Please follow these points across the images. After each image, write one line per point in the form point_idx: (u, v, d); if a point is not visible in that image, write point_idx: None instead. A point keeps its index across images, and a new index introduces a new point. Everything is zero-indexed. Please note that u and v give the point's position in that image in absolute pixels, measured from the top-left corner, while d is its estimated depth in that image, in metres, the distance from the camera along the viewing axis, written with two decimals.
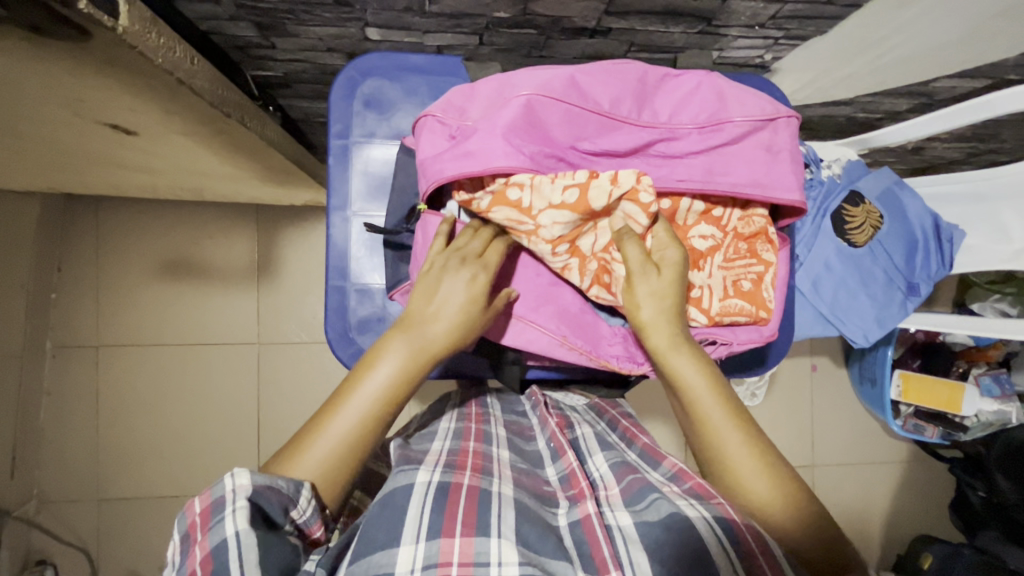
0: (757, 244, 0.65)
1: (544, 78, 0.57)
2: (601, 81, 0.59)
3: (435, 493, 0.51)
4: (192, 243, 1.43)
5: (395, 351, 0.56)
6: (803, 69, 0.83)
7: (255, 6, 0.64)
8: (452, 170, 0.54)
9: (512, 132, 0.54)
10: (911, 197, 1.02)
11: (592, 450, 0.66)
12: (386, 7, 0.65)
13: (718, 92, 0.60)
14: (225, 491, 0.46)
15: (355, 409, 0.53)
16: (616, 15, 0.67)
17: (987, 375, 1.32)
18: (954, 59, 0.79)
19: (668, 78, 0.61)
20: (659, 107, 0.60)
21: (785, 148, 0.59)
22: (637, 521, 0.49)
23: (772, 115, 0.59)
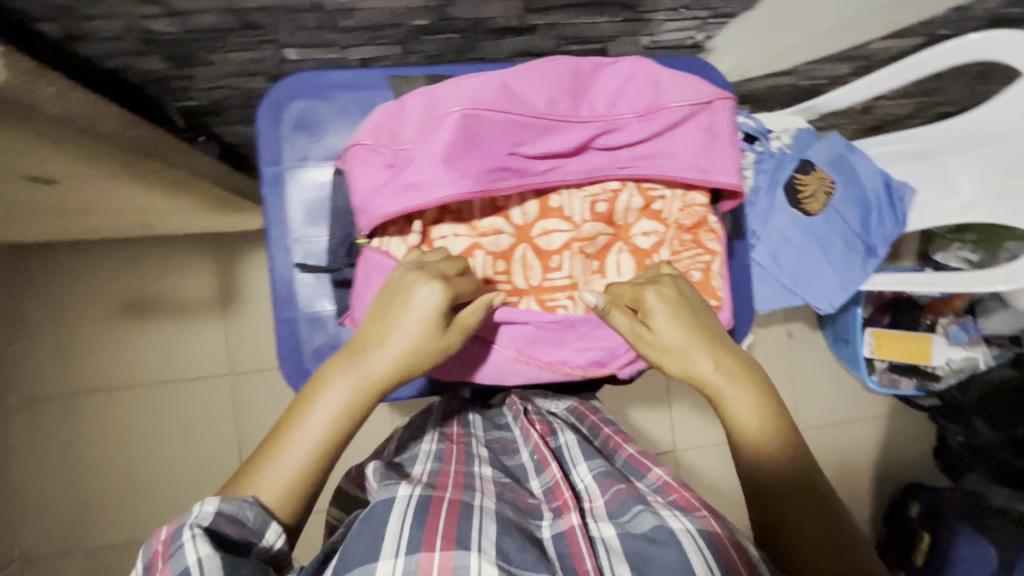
0: (701, 233, 0.63)
1: (474, 86, 0.52)
2: (533, 80, 0.53)
3: (415, 508, 0.50)
4: (149, 280, 1.38)
5: (351, 374, 0.52)
6: (740, 46, 0.82)
7: (159, 38, 0.61)
8: (392, 206, 0.51)
9: (451, 157, 0.51)
10: (861, 160, 1.03)
11: (575, 459, 0.65)
12: (299, 25, 0.62)
13: (653, 77, 0.55)
14: (187, 518, 0.43)
15: (307, 440, 0.50)
16: (537, 12, 0.65)
17: (954, 324, 1.34)
18: (886, 20, 0.78)
19: (602, 66, 0.55)
20: (596, 100, 0.55)
21: (724, 131, 0.55)
22: (621, 533, 0.51)
23: (708, 98, 0.54)
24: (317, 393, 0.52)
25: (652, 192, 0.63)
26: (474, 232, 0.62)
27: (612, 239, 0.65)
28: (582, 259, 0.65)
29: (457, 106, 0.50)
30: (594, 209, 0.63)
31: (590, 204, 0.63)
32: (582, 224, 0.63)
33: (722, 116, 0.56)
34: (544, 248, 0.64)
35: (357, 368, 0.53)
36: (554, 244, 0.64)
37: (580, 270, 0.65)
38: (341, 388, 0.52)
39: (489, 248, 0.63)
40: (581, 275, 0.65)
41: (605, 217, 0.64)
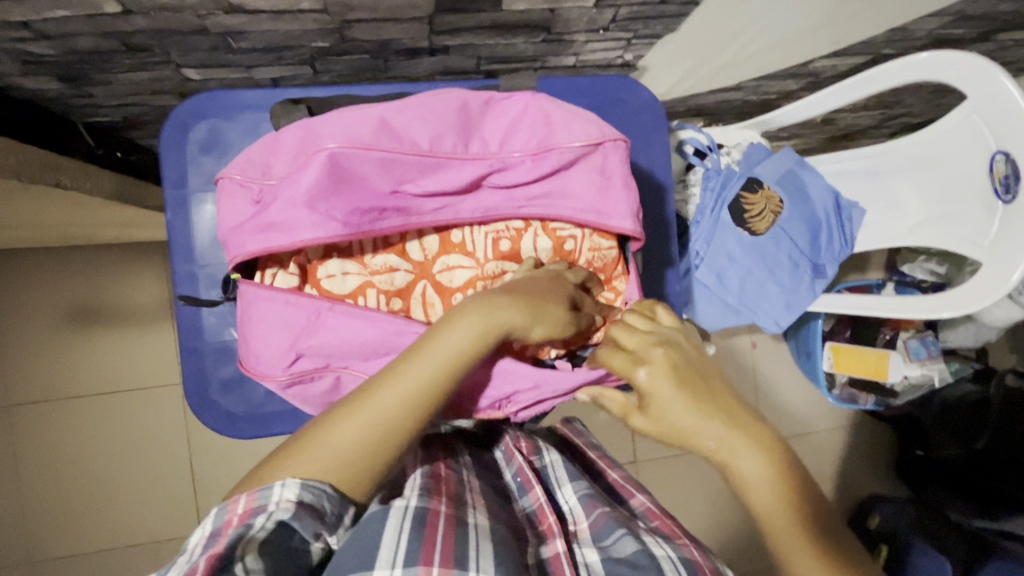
0: (609, 274, 0.64)
1: (350, 122, 0.51)
2: (416, 118, 0.53)
3: (412, 521, 0.46)
4: (95, 288, 1.36)
5: (469, 316, 0.50)
6: (673, 65, 0.79)
7: (41, 60, 0.58)
8: (252, 246, 0.51)
9: (317, 200, 0.50)
10: (813, 178, 1.01)
11: (560, 481, 0.63)
12: (190, 47, 0.59)
13: (545, 115, 0.55)
14: (270, 500, 0.42)
15: (394, 395, 0.47)
16: (445, 34, 0.62)
17: (915, 339, 1.32)
18: (822, 40, 0.75)
19: (492, 104, 0.55)
20: (488, 136, 0.55)
21: (618, 173, 0.55)
22: (604, 558, 0.50)
23: (598, 139, 0.54)
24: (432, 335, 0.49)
25: (561, 233, 0.62)
26: (365, 270, 0.60)
27: None
28: None
29: (325, 144, 0.49)
30: (495, 247, 0.61)
31: (492, 242, 0.61)
32: (485, 263, 0.61)
33: (617, 157, 0.56)
34: (444, 285, 0.61)
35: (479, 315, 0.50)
36: (455, 280, 0.61)
37: None
38: (458, 332, 0.49)
39: (382, 286, 0.60)
40: None
41: (510, 255, 0.62)
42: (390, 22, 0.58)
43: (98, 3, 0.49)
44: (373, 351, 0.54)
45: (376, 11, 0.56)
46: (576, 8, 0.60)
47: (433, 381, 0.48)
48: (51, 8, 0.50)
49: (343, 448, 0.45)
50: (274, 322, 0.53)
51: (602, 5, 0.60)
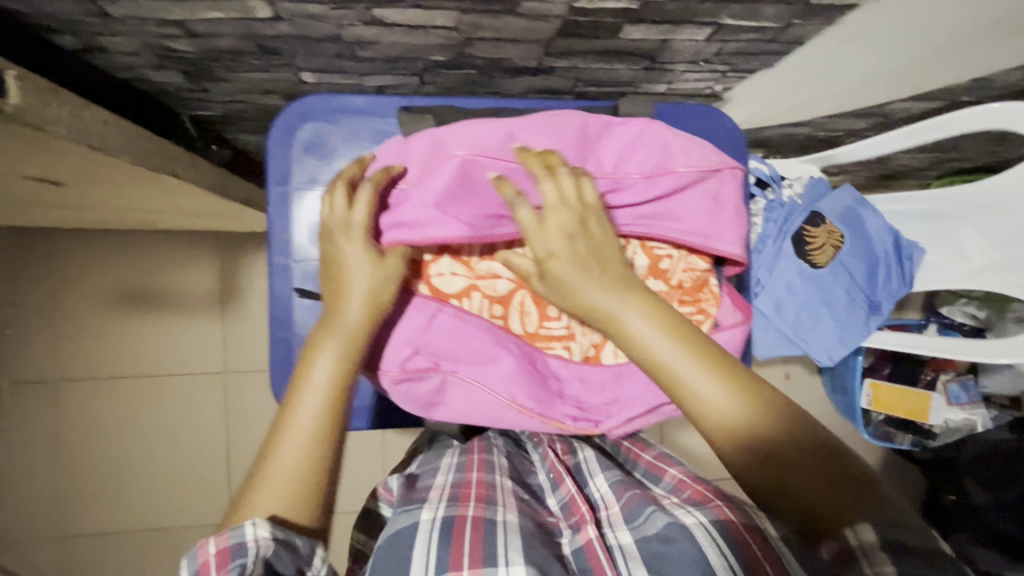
0: (701, 295, 0.65)
1: (480, 135, 0.56)
2: (541, 136, 0.57)
3: (440, 532, 0.51)
4: (150, 272, 1.38)
5: (330, 339, 0.53)
6: (756, 98, 0.82)
7: (177, 56, 0.61)
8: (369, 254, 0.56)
9: (445, 202, 0.55)
10: (873, 216, 1.01)
11: (592, 471, 0.65)
12: (315, 52, 0.62)
13: (662, 141, 0.58)
14: (246, 539, 0.42)
15: (304, 416, 0.50)
16: (555, 55, 0.65)
17: (955, 382, 1.32)
18: (907, 86, 0.77)
19: (608, 127, 0.59)
20: (603, 157, 0.58)
21: (729, 201, 0.59)
22: (637, 536, 0.51)
23: (716, 167, 0.58)
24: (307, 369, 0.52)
25: (659, 253, 0.65)
26: (472, 274, 0.64)
27: None
28: None
29: (458, 152, 0.54)
30: None
31: None
32: None
33: (728, 186, 0.60)
34: (541, 295, 0.64)
35: (334, 333, 0.53)
36: None
37: (577, 321, 0.64)
38: (326, 356, 0.52)
39: (486, 291, 0.64)
40: (578, 326, 0.64)
41: None
42: (510, 41, 0.61)
43: (254, 8, 0.52)
44: (484, 356, 0.59)
45: (502, 32, 0.58)
46: (687, 40, 0.62)
47: (331, 391, 0.51)
48: (207, 11, 0.52)
49: (297, 444, 0.48)
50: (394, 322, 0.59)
51: (712, 40, 0.62)
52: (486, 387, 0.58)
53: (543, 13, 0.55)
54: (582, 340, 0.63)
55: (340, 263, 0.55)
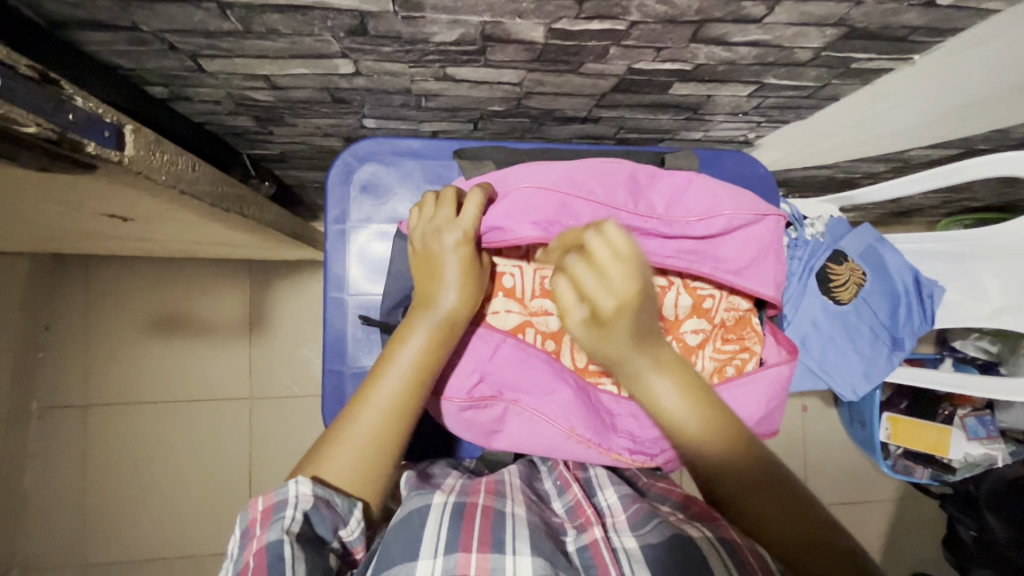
0: (743, 331, 0.68)
1: (536, 172, 0.62)
2: (596, 178, 0.62)
3: (451, 513, 0.51)
4: (183, 299, 1.41)
5: (420, 325, 0.56)
6: (786, 144, 0.86)
7: (255, 104, 0.65)
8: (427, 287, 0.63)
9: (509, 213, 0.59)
10: (892, 254, 1.05)
11: (602, 485, 0.67)
12: (382, 102, 0.66)
13: (710, 190, 0.64)
14: (288, 496, 0.46)
15: (386, 391, 0.53)
16: (606, 107, 0.69)
17: (972, 417, 1.30)
18: (928, 136, 0.82)
19: (659, 176, 0.65)
20: (655, 200, 0.64)
21: (772, 244, 0.64)
22: (642, 542, 0.52)
23: (762, 213, 0.64)
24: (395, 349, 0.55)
25: (701, 293, 0.68)
26: (526, 310, 0.68)
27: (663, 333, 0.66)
28: None
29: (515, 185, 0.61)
30: None
31: None
32: None
33: (772, 229, 0.65)
34: None
35: (426, 318, 0.56)
36: None
37: None
38: (416, 340, 0.56)
39: (539, 327, 0.68)
40: None
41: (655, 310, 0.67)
42: (567, 95, 0.65)
43: (339, 66, 0.56)
44: (543, 387, 0.62)
45: (562, 88, 0.63)
46: (730, 96, 0.66)
47: (413, 377, 0.55)
48: (296, 67, 0.57)
49: (376, 412, 0.53)
50: (459, 353, 0.62)
51: (753, 95, 0.67)
52: (545, 416, 0.61)
53: (602, 73, 0.59)
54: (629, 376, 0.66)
55: (438, 258, 0.57)
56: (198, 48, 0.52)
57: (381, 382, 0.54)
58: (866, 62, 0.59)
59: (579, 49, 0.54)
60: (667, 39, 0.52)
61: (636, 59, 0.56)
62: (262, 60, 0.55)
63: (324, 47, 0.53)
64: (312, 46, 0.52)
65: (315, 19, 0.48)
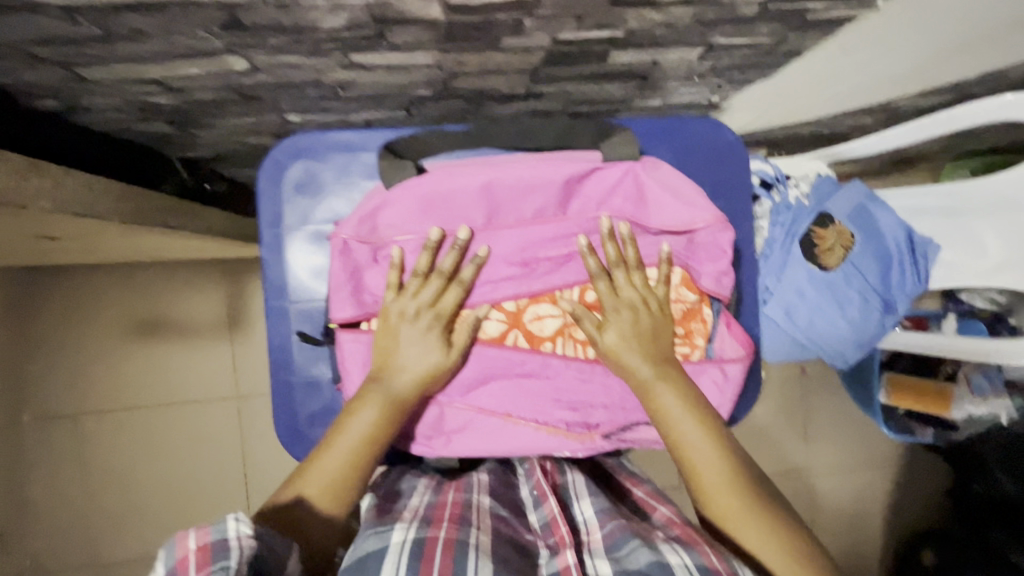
0: (692, 324, 0.63)
1: (459, 190, 0.59)
2: (519, 193, 0.60)
3: (409, 553, 0.49)
4: (160, 302, 1.39)
5: (372, 397, 0.56)
6: (755, 105, 0.79)
7: (160, 109, 0.60)
8: (354, 310, 0.60)
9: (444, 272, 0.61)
10: (885, 213, 0.97)
11: (578, 494, 0.63)
12: (298, 97, 0.61)
13: (641, 187, 0.61)
14: (227, 533, 0.43)
15: (337, 455, 0.55)
16: (543, 82, 0.63)
17: (976, 372, 1.21)
18: (912, 84, 0.74)
19: (594, 172, 0.61)
20: (585, 208, 0.62)
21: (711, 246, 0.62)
22: (615, 569, 0.48)
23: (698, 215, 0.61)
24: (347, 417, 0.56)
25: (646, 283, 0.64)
26: None
27: None
28: (572, 346, 0.63)
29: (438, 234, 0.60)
30: (584, 295, 0.63)
31: (581, 291, 0.62)
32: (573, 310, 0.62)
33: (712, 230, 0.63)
34: (535, 334, 0.61)
35: (377, 390, 0.57)
36: (546, 330, 0.62)
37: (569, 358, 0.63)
38: (367, 412, 0.56)
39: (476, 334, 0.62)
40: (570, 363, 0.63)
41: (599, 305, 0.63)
42: (494, 74, 0.59)
43: (229, 63, 0.51)
44: (473, 383, 0.61)
45: (485, 66, 0.57)
46: (678, 59, 0.60)
47: (362, 446, 0.55)
48: (184, 68, 0.51)
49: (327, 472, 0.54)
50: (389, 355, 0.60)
51: (703, 58, 0.60)
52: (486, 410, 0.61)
53: (524, 47, 0.53)
54: None
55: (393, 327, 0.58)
56: (64, 58, 0.47)
57: (332, 447, 0.55)
58: (823, 11, 0.52)
59: (489, 23, 0.48)
60: (584, 4, 0.46)
61: (557, 29, 0.50)
62: (143, 64, 0.50)
63: (205, 45, 0.47)
64: (188, 44, 0.47)
65: (178, 15, 0.42)
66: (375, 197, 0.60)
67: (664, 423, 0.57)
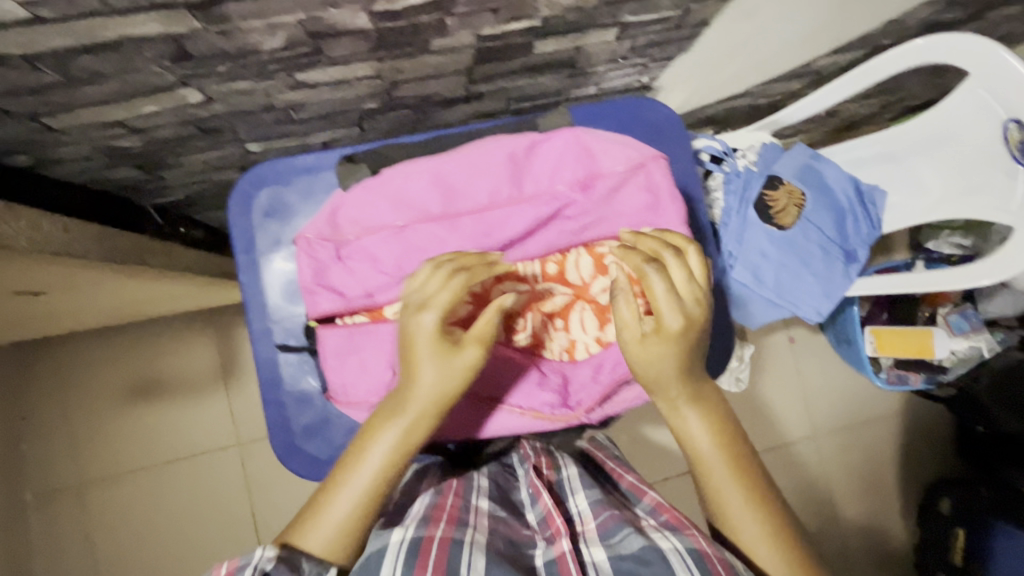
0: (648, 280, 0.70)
1: (411, 178, 0.64)
2: (470, 174, 0.65)
3: (406, 553, 0.50)
4: (151, 362, 1.40)
5: (396, 419, 0.56)
6: (686, 82, 0.85)
7: (126, 152, 0.65)
8: (328, 306, 0.66)
9: (406, 260, 0.65)
10: (830, 168, 1.01)
11: (573, 488, 0.63)
12: (255, 124, 0.66)
13: (584, 148, 0.66)
14: (251, 559, 0.49)
15: (364, 475, 0.55)
16: (480, 81, 0.68)
17: (954, 313, 1.20)
18: (823, 40, 0.80)
19: (537, 146, 0.66)
20: (537, 179, 0.66)
21: (660, 189, 0.66)
22: (610, 556, 0.52)
23: (639, 163, 0.65)
24: (370, 438, 0.56)
25: (601, 249, 0.72)
26: None
27: (572, 297, 0.73)
28: (543, 316, 0.72)
29: (399, 224, 0.65)
30: (546, 269, 0.72)
31: (542, 266, 0.72)
32: (537, 281, 0.72)
33: (658, 174, 0.66)
34: (505, 309, 0.70)
35: (402, 414, 0.56)
36: (515, 304, 0.71)
37: (542, 328, 0.72)
38: (388, 434, 0.56)
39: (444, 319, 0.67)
40: (545, 331, 0.72)
41: (559, 275, 0.73)
42: (433, 77, 0.64)
43: (185, 95, 0.55)
44: None
45: (423, 71, 0.62)
46: (599, 42, 0.65)
47: (385, 466, 0.56)
48: (144, 106, 0.56)
49: (350, 498, 0.54)
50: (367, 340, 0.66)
51: (622, 38, 0.65)
52: (472, 390, 0.67)
53: (455, 47, 0.58)
54: (552, 344, 0.72)
55: (413, 344, 0.56)
56: (33, 109, 0.51)
57: (358, 469, 0.55)
58: None
59: (415, 27, 0.53)
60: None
61: (479, 25, 0.55)
62: (106, 107, 0.54)
63: (160, 80, 0.52)
64: (146, 80, 0.51)
65: (131, 53, 0.47)
66: (333, 198, 0.66)
67: (692, 441, 0.61)
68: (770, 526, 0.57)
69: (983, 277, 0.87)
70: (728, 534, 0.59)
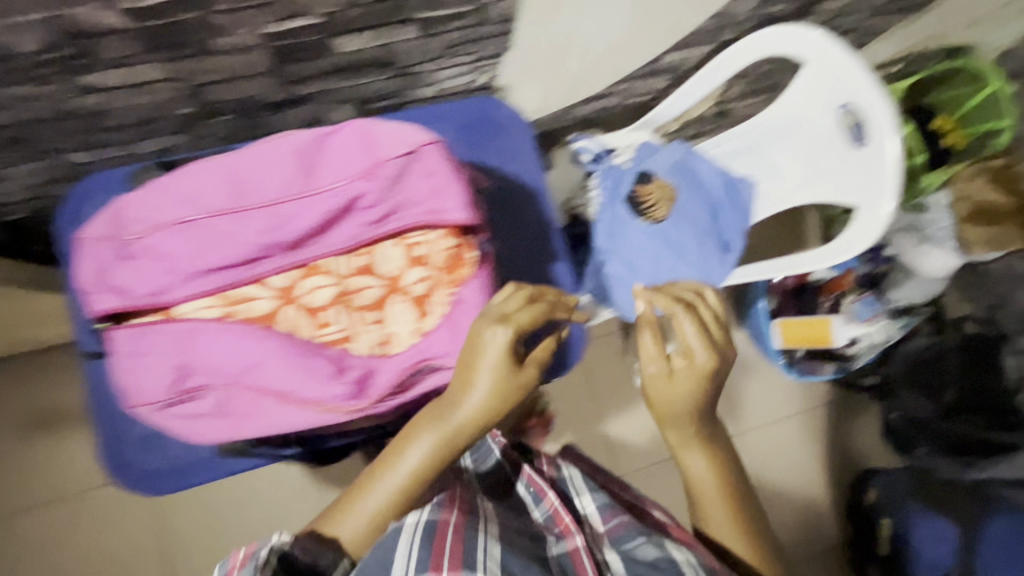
0: (456, 271, 0.77)
1: (198, 180, 0.75)
2: (260, 172, 0.75)
3: None
4: (48, 393, 1.37)
5: (434, 430, 0.75)
6: (532, 79, 0.90)
7: None
8: (114, 303, 0.73)
9: (196, 260, 0.74)
10: (702, 164, 1.07)
11: (578, 488, 0.82)
12: (64, 131, 0.74)
13: (364, 135, 0.76)
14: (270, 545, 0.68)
15: (393, 478, 0.75)
16: (306, 80, 0.75)
17: (857, 299, 1.35)
18: (643, 29, 0.87)
19: (324, 138, 0.77)
20: (321, 175, 0.76)
21: (436, 169, 0.75)
22: (624, 558, 0.68)
23: (413, 147, 0.74)
24: (404, 449, 0.76)
25: (409, 242, 0.77)
26: (227, 302, 0.76)
27: (381, 292, 0.79)
28: (345, 309, 0.79)
29: (187, 217, 0.73)
30: (350, 262, 0.78)
31: (347, 259, 0.78)
32: (342, 276, 0.78)
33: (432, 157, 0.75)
34: (308, 303, 0.78)
35: (442, 427, 0.75)
36: (316, 299, 0.78)
37: (352, 323, 0.79)
38: (424, 446, 0.75)
39: (244, 313, 0.76)
40: (353, 327, 0.79)
41: (364, 270, 0.78)
42: (252, 76, 0.71)
43: None
44: (247, 363, 0.73)
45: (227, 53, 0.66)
46: (406, 41, 0.74)
47: (415, 471, 0.75)
48: None
49: (390, 480, 0.75)
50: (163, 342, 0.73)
51: (428, 37, 0.75)
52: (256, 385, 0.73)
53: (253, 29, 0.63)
54: (358, 338, 0.78)
55: (474, 363, 0.73)
56: None
57: (388, 473, 0.76)
58: None
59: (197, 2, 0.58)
60: None
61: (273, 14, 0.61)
62: None
63: None
64: None
65: None
66: (120, 200, 0.74)
67: (694, 480, 0.88)
68: (747, 537, 0.84)
69: (842, 251, 0.91)
70: (702, 535, 0.86)
